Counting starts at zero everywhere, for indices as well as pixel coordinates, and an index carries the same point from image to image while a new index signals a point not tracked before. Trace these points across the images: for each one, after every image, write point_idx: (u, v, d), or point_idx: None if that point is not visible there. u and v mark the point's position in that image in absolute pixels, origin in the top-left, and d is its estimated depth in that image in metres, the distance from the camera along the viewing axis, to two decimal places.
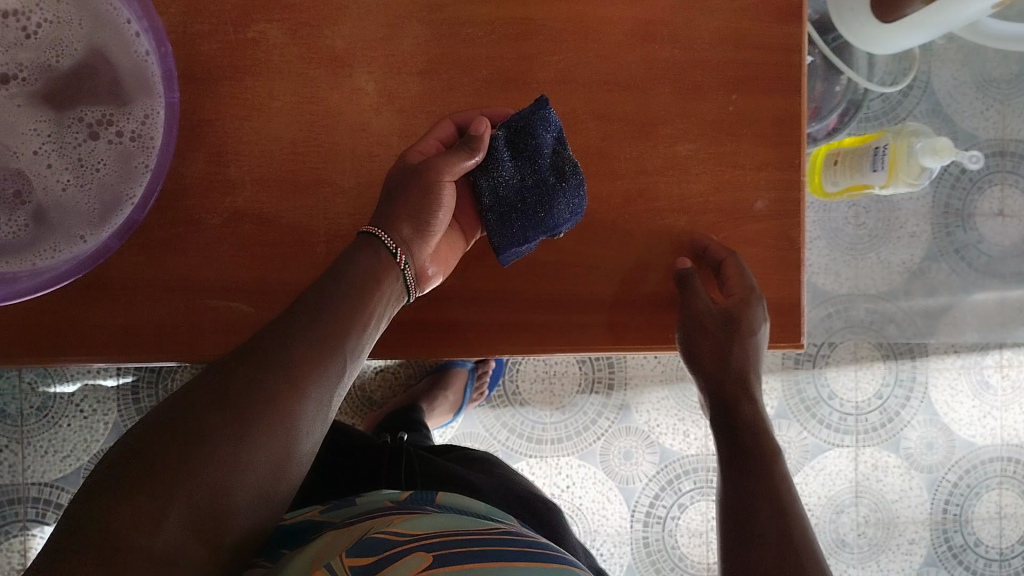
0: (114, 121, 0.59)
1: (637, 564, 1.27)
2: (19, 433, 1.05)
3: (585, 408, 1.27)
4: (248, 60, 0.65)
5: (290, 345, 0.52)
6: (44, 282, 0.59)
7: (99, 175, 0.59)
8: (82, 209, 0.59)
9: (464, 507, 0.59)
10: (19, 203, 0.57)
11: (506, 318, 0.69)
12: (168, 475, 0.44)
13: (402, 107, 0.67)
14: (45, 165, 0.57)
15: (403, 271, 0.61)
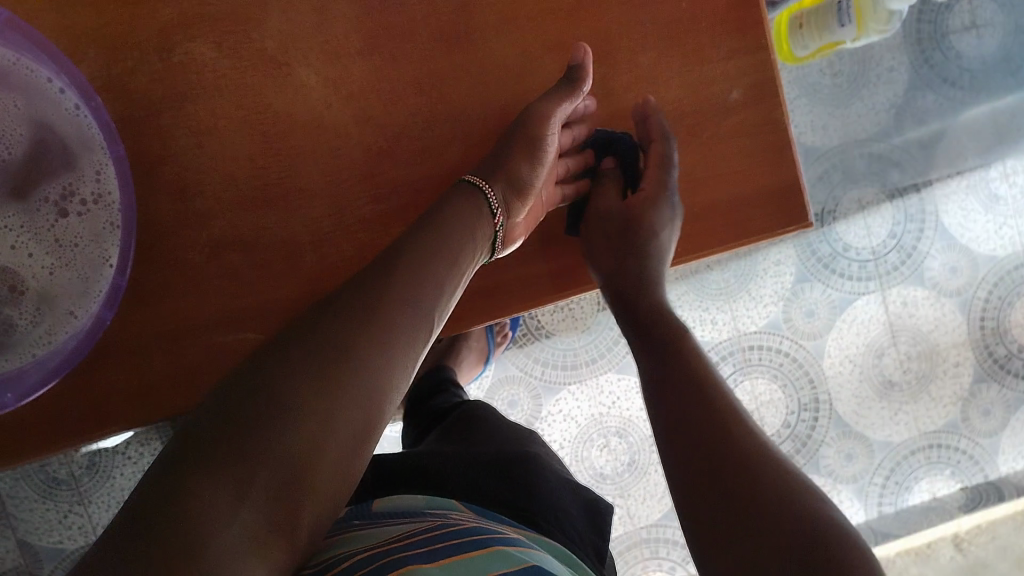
0: (77, 191, 0.58)
1: None
2: (78, 495, 1.06)
3: (609, 324, 1.27)
4: (183, 85, 0.61)
5: (372, 306, 0.48)
6: (54, 369, 0.58)
7: (78, 250, 0.58)
8: (69, 288, 0.58)
9: (412, 505, 0.58)
10: (11, 299, 0.57)
11: (516, 275, 0.69)
12: (249, 448, 0.39)
13: (351, 92, 0.64)
14: (26, 255, 0.57)
15: (497, 231, 0.62)
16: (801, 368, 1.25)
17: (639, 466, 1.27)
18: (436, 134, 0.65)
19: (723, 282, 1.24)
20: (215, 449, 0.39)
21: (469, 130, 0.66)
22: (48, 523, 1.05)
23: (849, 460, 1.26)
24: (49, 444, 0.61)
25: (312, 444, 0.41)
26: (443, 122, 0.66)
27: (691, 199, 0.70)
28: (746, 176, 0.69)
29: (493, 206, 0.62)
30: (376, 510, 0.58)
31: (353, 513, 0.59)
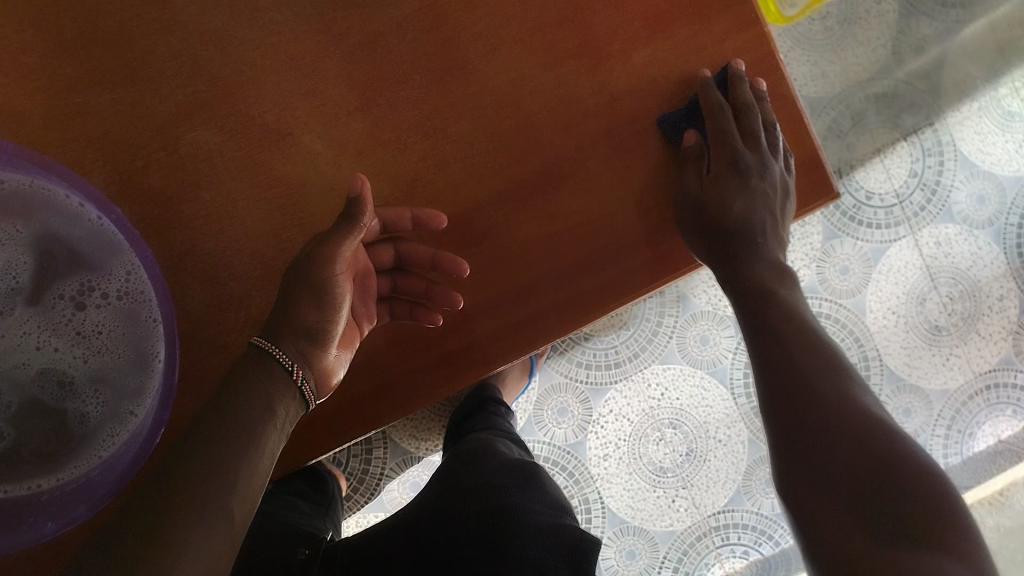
0: (95, 285, 0.57)
1: (756, 435, 1.26)
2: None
3: (645, 315, 1.27)
4: (194, 173, 0.62)
5: (201, 456, 0.48)
6: (123, 473, 0.58)
7: (105, 339, 0.57)
8: (109, 381, 0.57)
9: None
10: (63, 397, 0.55)
11: (557, 296, 0.66)
12: None
13: (358, 149, 0.64)
14: (53, 353, 0.55)
15: (301, 387, 0.56)
16: (845, 327, 1.25)
17: (697, 454, 1.26)
18: (449, 174, 0.65)
19: None
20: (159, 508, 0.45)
21: (482, 165, 0.65)
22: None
23: (907, 415, 1.23)
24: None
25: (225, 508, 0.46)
26: (453, 161, 0.65)
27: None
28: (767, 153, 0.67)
29: (285, 366, 0.55)
30: None
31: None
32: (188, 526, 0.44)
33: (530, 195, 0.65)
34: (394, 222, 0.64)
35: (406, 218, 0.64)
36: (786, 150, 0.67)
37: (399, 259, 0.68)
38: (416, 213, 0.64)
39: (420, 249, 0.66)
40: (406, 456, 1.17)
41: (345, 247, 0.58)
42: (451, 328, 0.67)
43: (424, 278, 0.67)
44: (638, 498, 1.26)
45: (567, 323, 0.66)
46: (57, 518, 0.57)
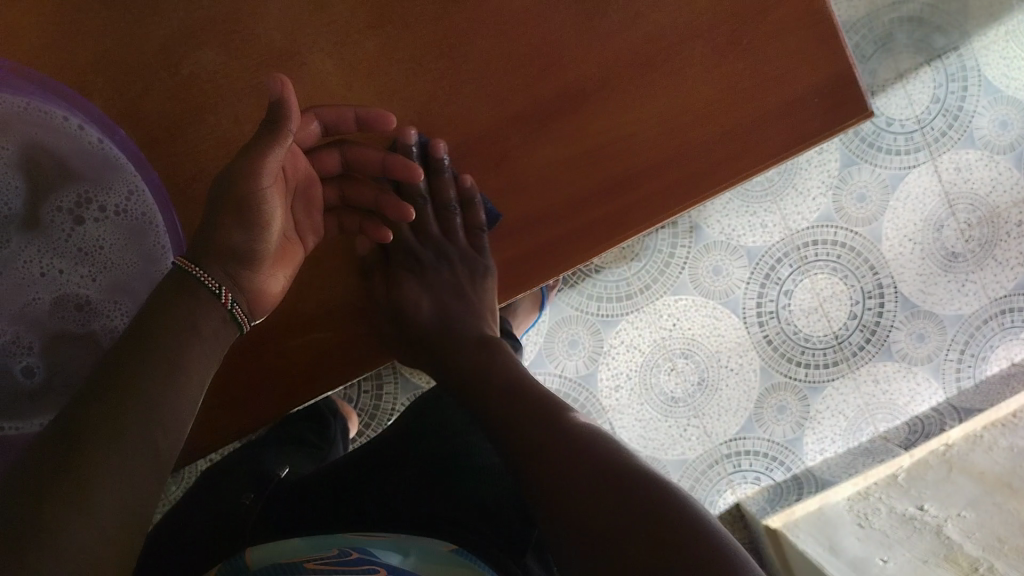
0: (94, 199, 0.56)
1: (768, 363, 1.27)
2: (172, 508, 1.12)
3: (658, 246, 1.24)
4: (201, 96, 0.59)
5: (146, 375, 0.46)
6: None
7: (109, 257, 0.56)
8: (127, 294, 0.57)
9: (284, 560, 0.60)
10: (86, 316, 0.56)
11: (567, 229, 0.63)
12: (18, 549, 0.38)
13: (367, 71, 0.60)
14: (58, 273, 0.56)
15: (229, 309, 0.54)
16: (860, 256, 1.24)
17: (710, 384, 1.27)
18: (463, 97, 0.61)
19: (768, 182, 1.23)
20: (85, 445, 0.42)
21: (500, 87, 0.61)
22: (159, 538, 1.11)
23: (921, 341, 1.26)
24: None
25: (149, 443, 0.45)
26: (464, 82, 0.60)
27: (749, 106, 0.62)
28: (807, 67, 0.62)
29: (210, 288, 0.52)
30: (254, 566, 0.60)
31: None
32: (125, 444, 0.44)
33: (549, 118, 0.61)
34: (336, 122, 0.59)
35: (347, 117, 0.59)
36: (809, 70, 0.62)
37: (345, 165, 0.63)
38: (361, 115, 0.59)
39: (367, 153, 0.62)
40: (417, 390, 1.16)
41: (271, 161, 0.53)
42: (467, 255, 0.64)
43: (371, 185, 0.64)
44: (651, 429, 1.27)
45: (588, 251, 0.63)
46: None
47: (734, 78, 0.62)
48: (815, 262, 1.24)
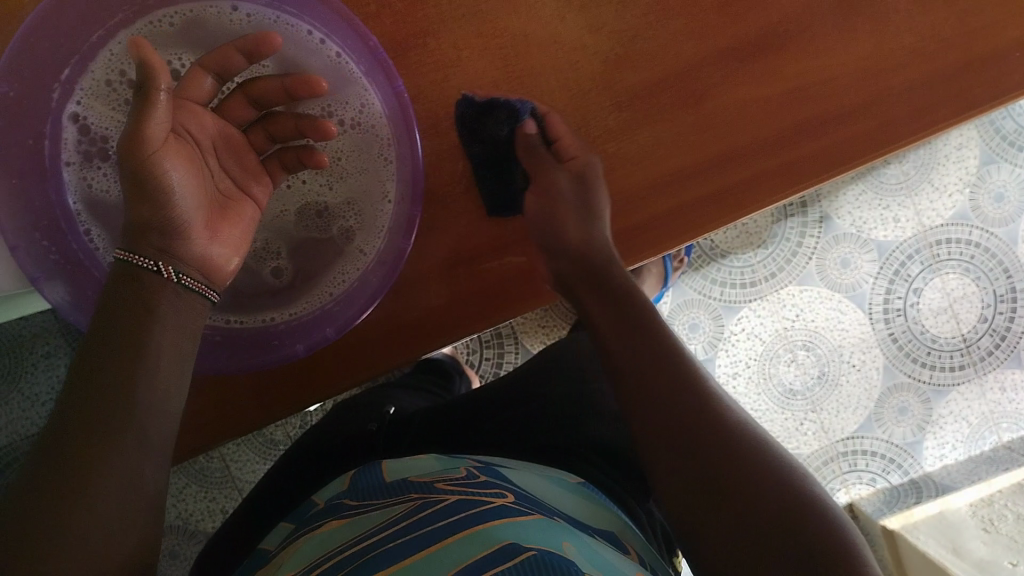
0: (334, 112, 0.60)
1: (892, 361, 1.25)
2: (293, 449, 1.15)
3: (787, 235, 1.22)
4: (424, 21, 0.60)
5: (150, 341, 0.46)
6: (364, 304, 0.60)
7: (342, 166, 0.61)
8: (361, 196, 0.61)
9: (413, 475, 0.62)
10: (325, 222, 0.62)
11: (768, 167, 0.64)
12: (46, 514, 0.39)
13: (582, 2, 0.60)
14: (302, 182, 0.61)
15: (182, 284, 0.49)
16: (994, 258, 1.23)
17: (830, 379, 1.25)
18: (671, 33, 0.61)
19: (902, 176, 1.21)
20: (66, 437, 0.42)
21: (711, 24, 0.61)
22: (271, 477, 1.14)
23: None
24: (329, 376, 0.64)
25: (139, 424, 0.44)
26: (673, 19, 0.61)
27: (959, 56, 0.63)
28: (1015, 19, 0.63)
29: (150, 268, 0.48)
30: (391, 480, 0.62)
31: (335, 495, 0.62)
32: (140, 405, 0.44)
33: (753, 57, 0.62)
34: (224, 66, 0.54)
35: (235, 57, 0.54)
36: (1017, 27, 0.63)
37: (260, 109, 0.58)
38: (240, 47, 0.54)
39: (267, 86, 0.56)
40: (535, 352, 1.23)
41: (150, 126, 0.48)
42: (656, 190, 0.63)
43: (289, 115, 0.58)
44: (767, 420, 1.25)
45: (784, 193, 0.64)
46: (307, 339, 0.59)
47: (943, 27, 0.62)
48: (948, 261, 1.22)
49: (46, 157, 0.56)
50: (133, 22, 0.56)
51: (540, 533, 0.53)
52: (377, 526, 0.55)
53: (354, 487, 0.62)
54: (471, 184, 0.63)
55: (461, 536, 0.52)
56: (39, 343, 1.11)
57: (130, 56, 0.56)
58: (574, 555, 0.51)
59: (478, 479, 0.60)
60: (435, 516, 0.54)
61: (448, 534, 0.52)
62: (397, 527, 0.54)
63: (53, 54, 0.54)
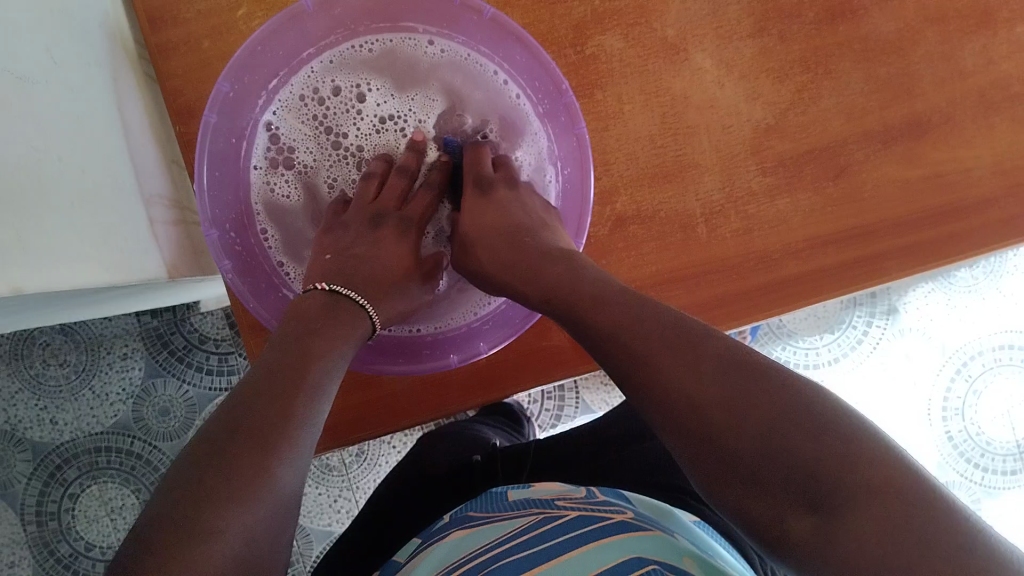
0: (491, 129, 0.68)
1: (946, 460, 1.24)
2: (347, 481, 1.09)
3: (854, 322, 1.24)
4: (598, 72, 0.64)
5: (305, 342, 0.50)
6: (512, 322, 0.64)
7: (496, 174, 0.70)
8: None
9: (535, 495, 0.62)
10: None
11: (899, 242, 0.68)
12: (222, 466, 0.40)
13: (742, 72, 0.65)
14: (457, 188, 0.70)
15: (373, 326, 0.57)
16: None
17: None
18: (820, 110, 0.66)
19: (972, 279, 1.25)
20: (229, 427, 0.42)
21: (857, 106, 0.67)
22: (320, 506, 1.08)
23: None
24: (464, 393, 0.65)
25: (300, 427, 0.44)
26: (824, 97, 0.66)
27: None
28: None
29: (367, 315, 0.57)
30: (512, 497, 0.63)
31: (459, 511, 0.64)
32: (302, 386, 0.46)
33: (894, 141, 0.67)
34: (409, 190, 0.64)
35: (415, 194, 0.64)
36: None
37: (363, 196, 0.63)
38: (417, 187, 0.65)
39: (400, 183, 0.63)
40: (592, 410, 1.24)
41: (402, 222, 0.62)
42: (792, 253, 0.67)
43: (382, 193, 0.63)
44: None
45: (911, 268, 0.68)
46: (463, 351, 0.64)
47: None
48: (1009, 366, 1.25)
49: (243, 159, 0.61)
50: (340, 45, 0.62)
51: (656, 546, 0.50)
52: (501, 534, 0.54)
53: (480, 504, 0.64)
54: (615, 227, 0.65)
55: (587, 546, 0.49)
56: (120, 344, 1.05)
57: (326, 76, 0.62)
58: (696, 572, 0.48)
59: (594, 498, 0.60)
60: (560, 529, 0.53)
61: (571, 545, 0.50)
62: (522, 535, 0.53)
63: (267, 69, 0.59)
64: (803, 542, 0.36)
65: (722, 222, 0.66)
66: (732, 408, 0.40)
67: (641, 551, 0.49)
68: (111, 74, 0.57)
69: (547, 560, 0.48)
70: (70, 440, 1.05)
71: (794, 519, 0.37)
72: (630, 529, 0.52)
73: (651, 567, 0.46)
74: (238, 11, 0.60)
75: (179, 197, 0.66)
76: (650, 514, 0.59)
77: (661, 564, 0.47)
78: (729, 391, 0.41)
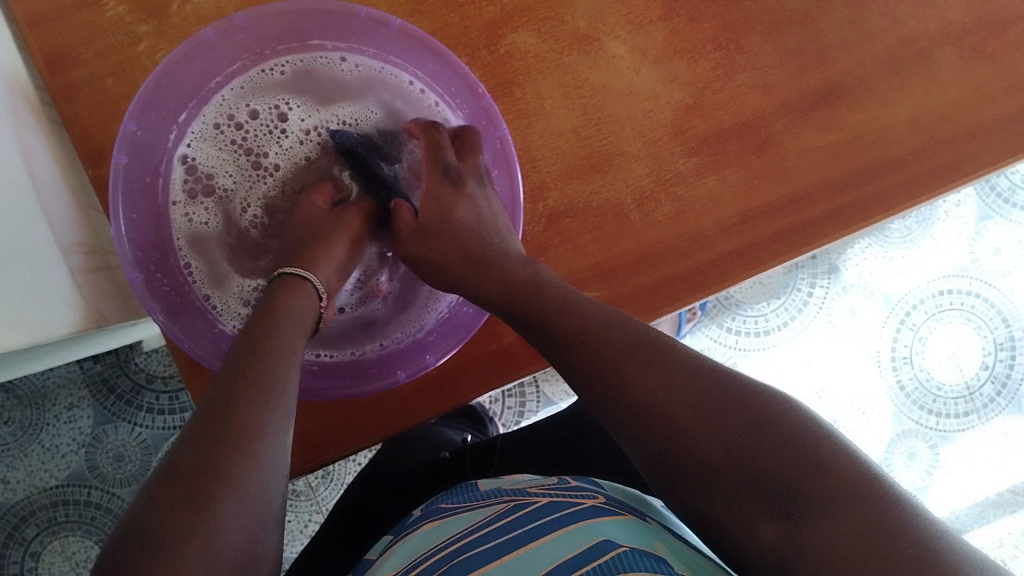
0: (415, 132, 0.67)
1: (901, 409, 1.26)
2: (315, 504, 1.08)
3: (798, 285, 1.26)
4: (513, 70, 0.63)
5: (263, 353, 0.49)
6: (457, 331, 0.64)
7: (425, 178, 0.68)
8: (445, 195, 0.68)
9: (504, 485, 0.61)
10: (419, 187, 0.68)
11: (829, 207, 0.69)
12: (193, 487, 0.40)
13: (657, 56, 0.66)
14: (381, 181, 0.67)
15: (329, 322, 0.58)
16: (994, 307, 1.30)
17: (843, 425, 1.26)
18: (737, 85, 0.67)
19: (905, 230, 1.29)
20: (197, 447, 0.42)
21: (773, 78, 0.67)
22: (290, 532, 1.06)
23: None
24: (415, 409, 0.64)
25: (264, 437, 0.44)
26: (740, 73, 0.67)
27: (988, 110, 0.71)
28: None
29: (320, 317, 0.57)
30: (483, 489, 0.62)
31: (430, 505, 0.63)
32: (267, 400, 0.46)
33: (812, 108, 0.68)
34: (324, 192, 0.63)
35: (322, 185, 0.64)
36: None
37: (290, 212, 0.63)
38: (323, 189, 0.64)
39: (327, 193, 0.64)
40: (554, 403, 1.24)
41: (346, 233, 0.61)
42: (727, 230, 0.67)
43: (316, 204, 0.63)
44: None
45: (843, 232, 0.69)
46: (408, 367, 0.63)
47: (984, 82, 0.71)
48: (950, 311, 1.28)
49: (160, 195, 0.60)
50: (249, 70, 0.60)
51: (627, 533, 0.49)
52: (467, 527, 0.54)
53: (450, 496, 0.63)
54: (550, 224, 0.65)
55: (545, 538, 0.49)
56: (64, 396, 1.02)
57: (240, 102, 0.61)
58: (667, 554, 0.47)
59: (566, 484, 0.59)
60: (524, 518, 0.52)
61: (537, 536, 0.49)
62: (486, 528, 0.52)
63: (178, 103, 0.58)
64: (770, 547, 0.38)
65: (654, 207, 0.66)
66: (700, 416, 0.42)
67: (611, 536, 0.48)
68: (11, 124, 0.55)
69: (502, 556, 0.48)
70: (24, 499, 1.01)
71: (762, 524, 0.39)
72: (597, 515, 0.51)
73: (620, 550, 0.46)
74: (138, 46, 0.58)
75: (99, 243, 0.64)
76: (623, 499, 0.57)
77: (632, 546, 0.47)
78: (698, 396, 0.43)
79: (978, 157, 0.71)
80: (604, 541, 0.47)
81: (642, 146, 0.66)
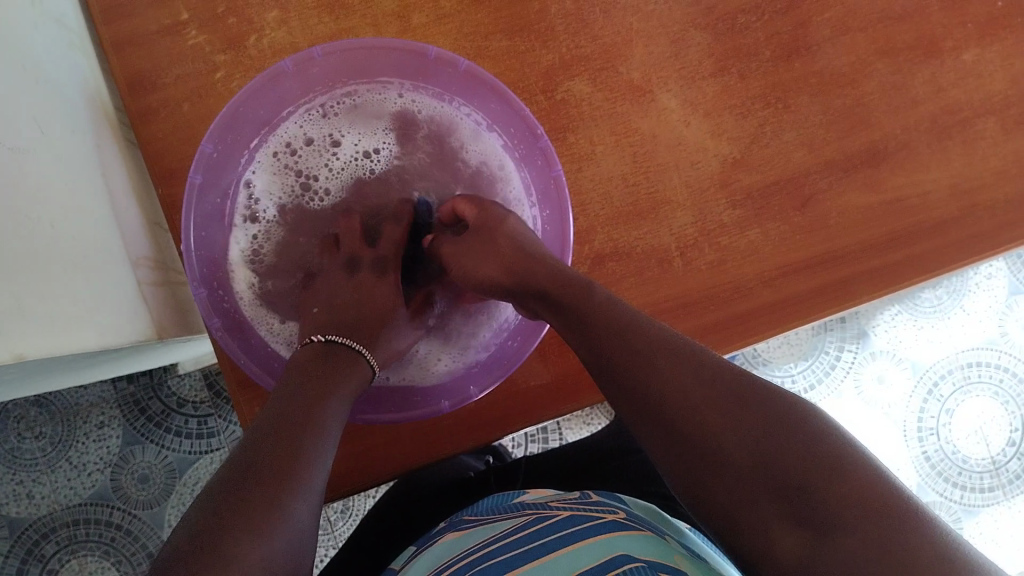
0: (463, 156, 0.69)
1: (924, 479, 1.25)
2: (333, 537, 1.08)
3: (826, 348, 1.26)
4: (568, 117, 0.66)
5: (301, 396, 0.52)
6: (503, 360, 0.66)
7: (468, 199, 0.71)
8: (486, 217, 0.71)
9: (527, 498, 0.62)
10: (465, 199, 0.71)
11: (865, 266, 0.70)
12: (245, 508, 0.43)
13: (707, 111, 0.68)
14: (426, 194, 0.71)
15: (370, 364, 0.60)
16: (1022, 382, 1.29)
17: None
18: (783, 142, 0.69)
19: (936, 300, 1.29)
20: (246, 474, 0.45)
21: (818, 137, 0.70)
22: None
23: None
24: (452, 439, 0.65)
25: (306, 469, 0.47)
26: (786, 130, 0.69)
27: None
28: None
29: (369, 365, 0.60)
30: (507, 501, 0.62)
31: (455, 515, 0.64)
32: (309, 438, 0.49)
33: (855, 168, 0.70)
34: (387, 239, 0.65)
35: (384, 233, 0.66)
36: None
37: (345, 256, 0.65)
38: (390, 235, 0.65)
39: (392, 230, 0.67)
40: None
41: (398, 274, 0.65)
42: (766, 282, 0.69)
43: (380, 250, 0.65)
44: None
45: (879, 291, 0.70)
46: (454, 397, 0.64)
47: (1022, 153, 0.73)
48: (977, 383, 1.28)
49: (224, 214, 0.62)
50: (316, 99, 0.63)
51: (648, 547, 0.49)
52: (489, 539, 0.54)
53: (477, 506, 0.64)
54: (596, 265, 0.66)
55: (564, 552, 0.49)
56: (95, 413, 1.04)
57: (303, 128, 0.64)
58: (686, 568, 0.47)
59: (589, 498, 0.59)
60: (545, 530, 0.53)
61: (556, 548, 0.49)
62: (507, 538, 0.53)
63: (248, 129, 0.61)
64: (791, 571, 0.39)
65: (697, 255, 0.68)
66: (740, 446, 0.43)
67: (628, 551, 0.48)
68: (94, 141, 0.58)
69: (528, 562, 0.49)
70: (46, 514, 1.02)
71: (781, 534, 0.39)
72: (613, 530, 0.51)
73: (635, 564, 0.46)
74: (216, 74, 0.61)
75: (162, 260, 0.67)
76: (646, 516, 0.58)
77: (649, 562, 0.46)
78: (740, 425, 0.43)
79: (1014, 225, 0.73)
80: (620, 557, 0.47)
81: (687, 195, 0.68)
